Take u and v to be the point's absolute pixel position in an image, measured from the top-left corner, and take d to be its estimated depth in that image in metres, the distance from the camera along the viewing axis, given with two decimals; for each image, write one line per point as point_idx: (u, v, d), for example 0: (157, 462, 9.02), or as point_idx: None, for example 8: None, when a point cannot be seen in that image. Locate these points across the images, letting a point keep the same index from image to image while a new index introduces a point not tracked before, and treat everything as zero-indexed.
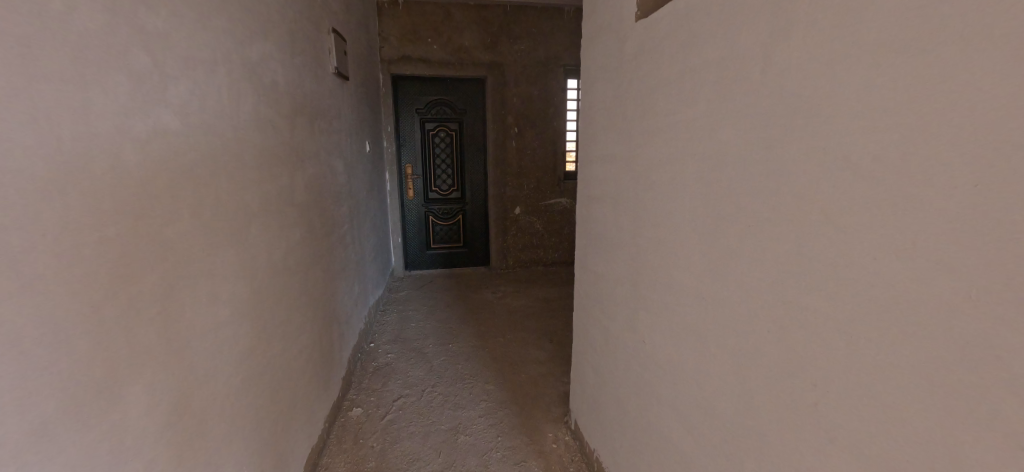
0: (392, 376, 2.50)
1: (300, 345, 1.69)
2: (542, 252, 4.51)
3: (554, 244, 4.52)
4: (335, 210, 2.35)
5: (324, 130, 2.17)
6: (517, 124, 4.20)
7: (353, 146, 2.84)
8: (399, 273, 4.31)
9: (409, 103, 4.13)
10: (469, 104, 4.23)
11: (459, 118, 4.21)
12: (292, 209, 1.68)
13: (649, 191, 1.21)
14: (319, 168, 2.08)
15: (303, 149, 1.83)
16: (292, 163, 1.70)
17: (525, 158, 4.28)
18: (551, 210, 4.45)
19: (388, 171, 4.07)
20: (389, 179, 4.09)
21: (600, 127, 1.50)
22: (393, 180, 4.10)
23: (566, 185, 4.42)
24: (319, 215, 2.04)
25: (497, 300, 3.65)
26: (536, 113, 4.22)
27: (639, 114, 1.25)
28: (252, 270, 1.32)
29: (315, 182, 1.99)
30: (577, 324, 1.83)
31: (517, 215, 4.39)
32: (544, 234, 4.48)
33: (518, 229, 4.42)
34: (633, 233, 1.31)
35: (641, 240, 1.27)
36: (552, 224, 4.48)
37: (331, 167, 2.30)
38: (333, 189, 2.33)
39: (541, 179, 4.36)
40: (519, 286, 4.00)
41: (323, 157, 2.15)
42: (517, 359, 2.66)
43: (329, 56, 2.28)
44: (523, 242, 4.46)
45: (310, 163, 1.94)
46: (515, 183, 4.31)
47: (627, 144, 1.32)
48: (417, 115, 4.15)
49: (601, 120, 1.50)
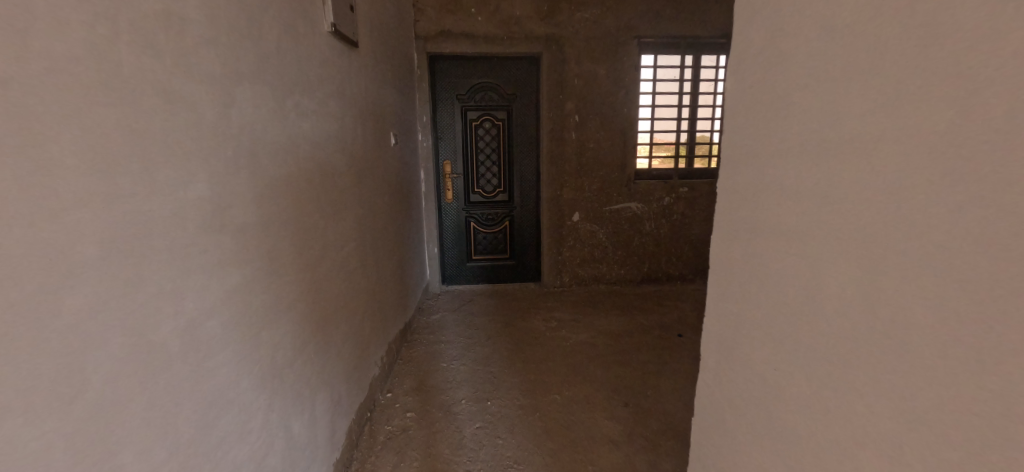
0: (408, 453, 1.82)
1: (237, 462, 1.03)
2: (605, 268, 3.70)
3: (620, 259, 3.69)
4: (336, 228, 1.70)
5: (317, 115, 1.52)
6: (577, 111, 3.41)
7: (370, 140, 2.19)
8: (434, 288, 3.66)
9: (448, 88, 3.44)
10: (520, 88, 3.47)
11: (506, 106, 3.48)
12: (231, 240, 1.03)
13: (983, 242, 0.45)
14: (305, 170, 1.43)
15: (266, 142, 1.19)
16: (240, 165, 1.06)
17: (586, 153, 3.48)
18: (618, 217, 3.62)
19: (422, 170, 3.43)
20: (424, 180, 3.45)
21: (776, 91, 0.72)
22: (428, 182, 3.44)
23: (637, 188, 3.58)
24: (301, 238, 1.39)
25: (550, 333, 2.89)
26: (602, 98, 3.41)
27: (961, 41, 0.46)
28: (69, 386, 0.63)
29: (294, 191, 1.35)
30: (701, 445, 1.04)
31: (575, 224, 3.60)
32: (608, 247, 3.66)
33: (576, 240, 3.63)
34: (877, 329, 0.56)
35: (879, 337, 0.56)
36: (619, 235, 3.65)
37: (331, 166, 1.65)
38: (334, 197, 1.69)
39: (606, 180, 3.54)
40: (577, 313, 3.22)
41: (314, 154, 1.50)
42: (580, 436, 1.90)
43: (325, 8, 1.60)
44: (582, 255, 3.66)
45: (285, 164, 1.29)
46: (573, 185, 3.52)
47: (877, 124, 0.54)
48: (458, 103, 3.46)
49: (781, 74, 0.71)
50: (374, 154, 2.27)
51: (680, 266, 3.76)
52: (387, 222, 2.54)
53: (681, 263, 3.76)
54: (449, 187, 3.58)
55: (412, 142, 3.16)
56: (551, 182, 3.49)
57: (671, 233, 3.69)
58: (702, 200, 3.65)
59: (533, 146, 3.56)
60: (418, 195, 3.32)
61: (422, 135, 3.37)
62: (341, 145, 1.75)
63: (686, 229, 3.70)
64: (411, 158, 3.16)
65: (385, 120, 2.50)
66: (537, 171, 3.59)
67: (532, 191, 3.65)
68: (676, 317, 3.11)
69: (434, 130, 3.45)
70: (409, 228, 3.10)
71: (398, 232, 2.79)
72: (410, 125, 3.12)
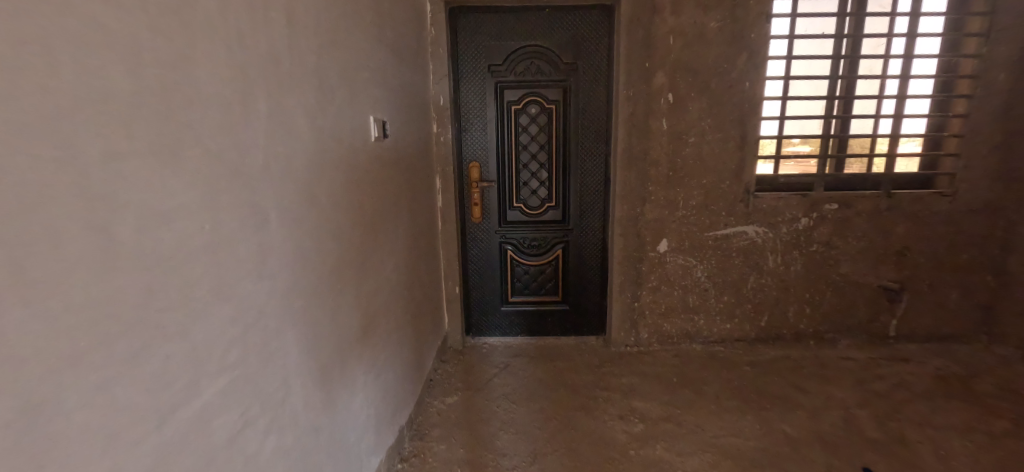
0: None
1: None
2: (703, 321, 2.51)
3: (728, 308, 2.50)
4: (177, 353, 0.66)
5: (12, 47, 0.45)
6: (672, 88, 2.22)
7: (321, 130, 1.11)
8: (455, 343, 2.59)
9: (476, 55, 2.30)
10: (584, 54, 2.29)
11: (563, 81, 2.32)
12: None
13: None
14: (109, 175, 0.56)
15: None
16: None
17: (685, 152, 2.28)
18: (728, 248, 2.40)
19: (437, 177, 2.34)
20: (440, 191, 2.35)
21: None
22: (447, 195, 2.37)
23: (759, 204, 2.35)
24: (132, 320, 0.59)
25: (637, 450, 1.75)
26: (710, 66, 2.19)
27: None
28: None
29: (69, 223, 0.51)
30: None
31: (661, 257, 2.42)
32: (711, 290, 2.47)
33: (662, 281, 2.45)
34: None
35: None
36: (727, 274, 2.44)
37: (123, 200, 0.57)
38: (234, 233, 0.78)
39: (711, 192, 2.32)
40: (672, 402, 2.07)
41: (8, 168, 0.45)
42: None
43: None
44: (672, 301, 2.49)
45: None
46: (661, 200, 2.34)
47: None
48: (489, 77, 2.32)
49: None
50: (336, 156, 1.20)
51: (816, 320, 2.53)
52: (371, 273, 1.47)
53: (818, 314, 2.53)
54: (476, 201, 2.44)
55: (421, 137, 2.08)
56: (626, 196, 2.33)
57: (806, 271, 2.45)
58: (858, 224, 2.40)
59: (601, 142, 2.39)
60: (428, 214, 2.23)
61: (440, 125, 2.28)
62: (187, 141, 0.68)
63: (830, 266, 2.45)
64: (421, 161, 2.09)
65: (368, 98, 1.42)
66: (604, 178, 2.42)
67: (596, 207, 2.47)
68: (842, 423, 1.91)
69: (454, 118, 2.33)
70: (416, 269, 2.02)
71: (394, 283, 1.71)
72: (419, 111, 2.04)
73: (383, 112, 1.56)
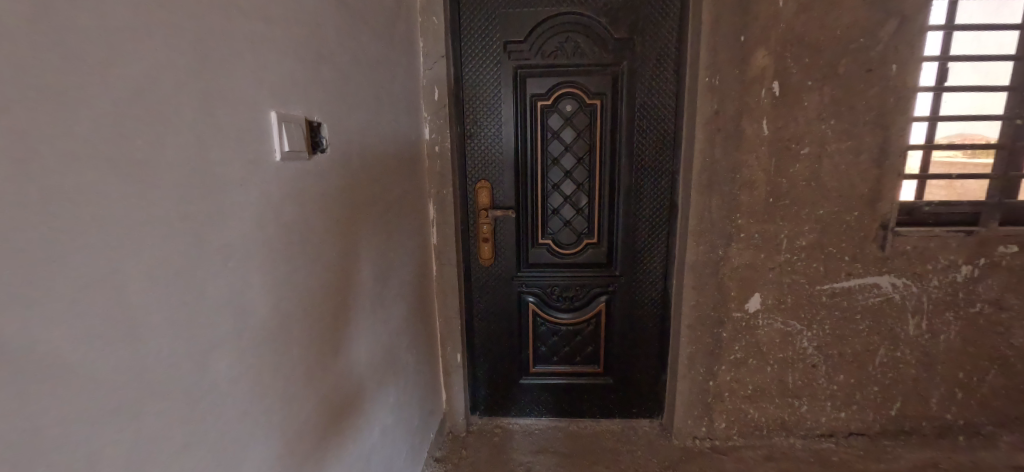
0: None
1: None
2: (806, 407, 1.77)
3: (844, 389, 1.75)
4: None
5: None
6: (780, 73, 1.47)
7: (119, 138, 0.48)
8: (457, 428, 1.88)
9: (484, 28, 1.58)
10: (644, 24, 1.55)
11: (612, 65, 1.58)
12: None
13: None
14: None
15: None
16: None
17: (796, 169, 1.53)
18: (850, 307, 1.65)
19: (431, 203, 1.65)
20: (435, 221, 1.65)
21: None
22: (444, 228, 1.66)
23: (900, 245, 1.60)
24: None
25: None
26: (838, 41, 1.45)
27: None
28: None
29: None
30: None
31: (751, 320, 1.67)
32: (821, 366, 1.72)
33: (751, 352, 1.70)
34: None
35: None
36: (846, 344, 1.69)
37: None
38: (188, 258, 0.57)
39: (831, 228, 1.57)
40: None
41: None
42: None
43: None
44: (764, 380, 1.74)
45: None
46: (756, 238, 1.59)
47: None
48: (505, 60, 1.60)
49: None
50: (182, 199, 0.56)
51: (970, 408, 1.77)
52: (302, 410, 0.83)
53: (972, 400, 1.77)
54: (483, 237, 1.71)
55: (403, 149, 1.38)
56: (704, 231, 1.59)
57: (959, 341, 1.70)
58: None
59: (667, 153, 1.63)
60: (416, 259, 1.51)
61: (436, 128, 1.59)
62: None
63: (998, 334, 1.68)
64: (404, 183, 1.39)
65: (273, 78, 0.74)
66: (669, 204, 1.66)
67: (656, 245, 1.71)
68: None
69: (454, 119, 1.62)
70: (395, 348, 1.33)
71: (347, 392, 1.04)
72: (400, 107, 1.34)
73: (318, 105, 0.87)
